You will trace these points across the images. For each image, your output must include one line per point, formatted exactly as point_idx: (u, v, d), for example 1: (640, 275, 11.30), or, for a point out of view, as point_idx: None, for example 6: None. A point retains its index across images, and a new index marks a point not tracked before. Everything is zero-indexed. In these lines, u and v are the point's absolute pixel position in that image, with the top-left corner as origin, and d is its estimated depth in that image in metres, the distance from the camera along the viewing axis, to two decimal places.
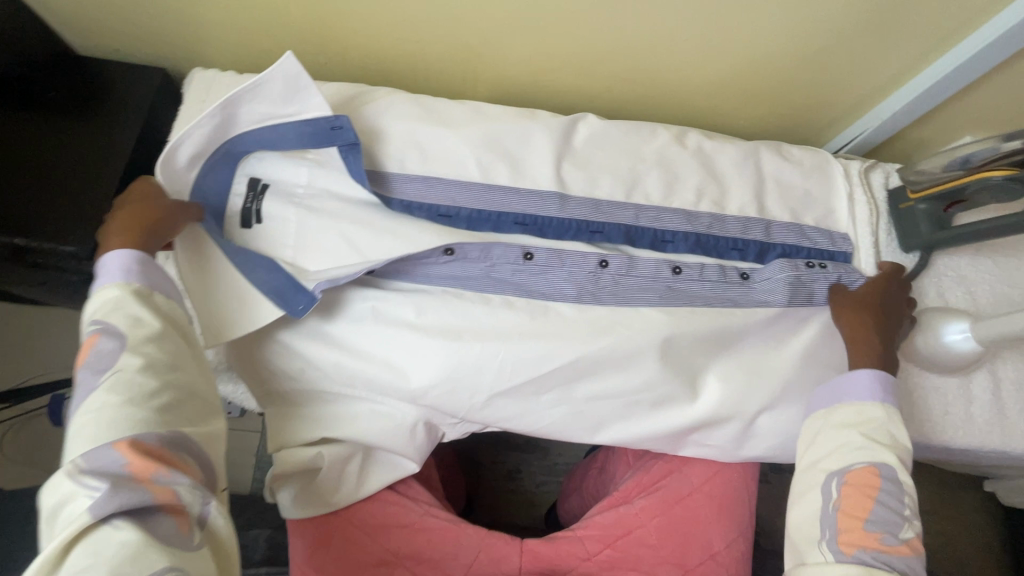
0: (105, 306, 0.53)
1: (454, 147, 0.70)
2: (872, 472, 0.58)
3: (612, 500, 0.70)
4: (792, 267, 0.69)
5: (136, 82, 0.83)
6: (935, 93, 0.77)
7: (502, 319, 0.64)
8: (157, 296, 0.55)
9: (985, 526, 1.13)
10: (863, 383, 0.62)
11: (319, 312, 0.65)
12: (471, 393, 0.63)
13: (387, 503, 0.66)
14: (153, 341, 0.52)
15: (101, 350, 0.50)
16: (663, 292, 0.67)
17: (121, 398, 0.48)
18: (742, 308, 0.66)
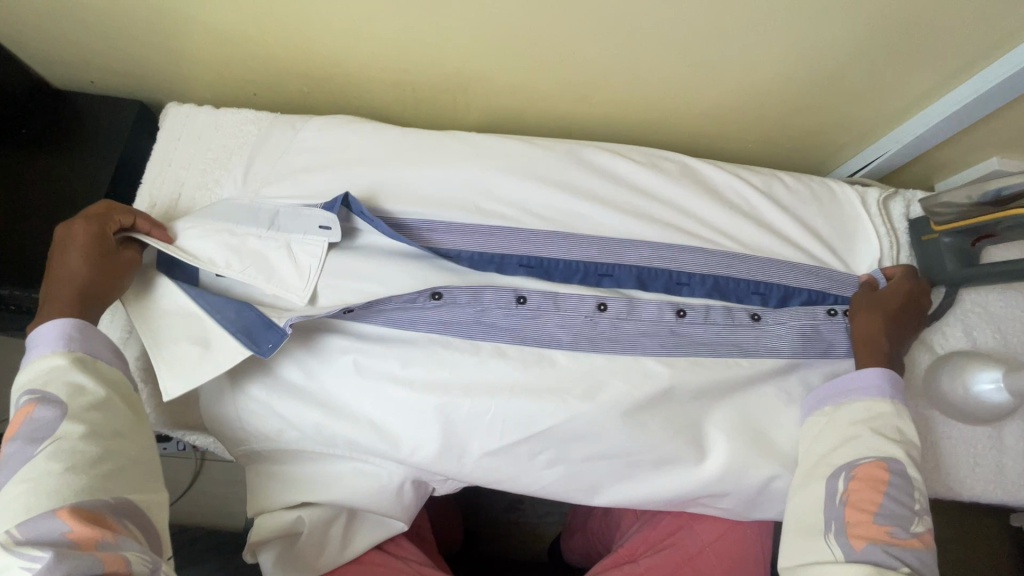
0: (42, 376, 0.50)
1: (443, 185, 0.67)
2: (880, 466, 0.55)
3: (617, 559, 0.66)
4: (808, 317, 0.65)
5: (113, 116, 0.80)
6: (960, 118, 0.71)
7: (492, 370, 0.60)
8: (100, 362, 0.53)
9: (1013, 560, 1.07)
10: (869, 380, 0.59)
11: (299, 363, 0.61)
12: (460, 451, 0.59)
13: (376, 565, 0.63)
14: (98, 408, 0.50)
15: (38, 419, 0.47)
16: (666, 338, 0.63)
17: (62, 466, 0.45)
18: (751, 358, 0.62)
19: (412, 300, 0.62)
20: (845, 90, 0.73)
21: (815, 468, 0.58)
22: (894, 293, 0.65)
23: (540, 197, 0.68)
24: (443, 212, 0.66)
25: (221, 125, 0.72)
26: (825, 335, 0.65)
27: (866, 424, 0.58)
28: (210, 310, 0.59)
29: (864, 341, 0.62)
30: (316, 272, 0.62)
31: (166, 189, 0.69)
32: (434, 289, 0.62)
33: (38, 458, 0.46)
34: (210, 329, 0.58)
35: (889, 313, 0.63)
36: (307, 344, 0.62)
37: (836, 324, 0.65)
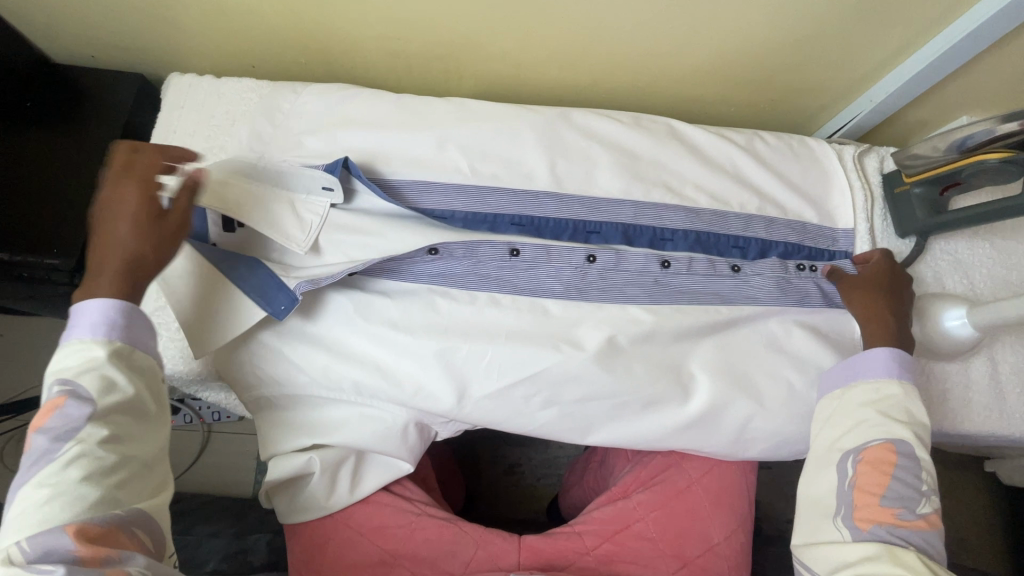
0: (80, 363, 0.49)
1: (439, 148, 0.70)
2: (888, 448, 0.56)
3: (611, 495, 0.70)
4: (781, 270, 0.69)
5: (114, 89, 0.82)
6: (928, 77, 0.75)
7: (489, 317, 0.64)
8: (136, 353, 0.51)
9: (986, 506, 1.13)
10: (879, 360, 0.62)
11: (308, 310, 0.65)
12: (461, 387, 0.63)
13: (383, 505, 0.66)
14: (116, 412, 0.48)
15: (66, 416, 0.46)
16: (651, 287, 0.67)
17: (76, 475, 0.45)
18: (729, 303, 0.67)
19: (412, 256, 0.66)
20: (823, 52, 0.77)
21: (825, 454, 0.60)
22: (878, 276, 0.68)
23: (532, 155, 0.71)
24: (437, 169, 0.69)
25: (222, 93, 0.75)
26: (801, 285, 0.69)
27: (874, 406, 0.60)
28: (224, 267, 0.63)
29: (870, 320, 0.65)
30: (317, 228, 0.65)
31: None
32: (433, 245, 0.65)
33: (58, 462, 0.45)
34: (232, 294, 0.62)
35: (886, 291, 0.67)
36: (308, 300, 0.65)
37: (807, 276, 0.70)
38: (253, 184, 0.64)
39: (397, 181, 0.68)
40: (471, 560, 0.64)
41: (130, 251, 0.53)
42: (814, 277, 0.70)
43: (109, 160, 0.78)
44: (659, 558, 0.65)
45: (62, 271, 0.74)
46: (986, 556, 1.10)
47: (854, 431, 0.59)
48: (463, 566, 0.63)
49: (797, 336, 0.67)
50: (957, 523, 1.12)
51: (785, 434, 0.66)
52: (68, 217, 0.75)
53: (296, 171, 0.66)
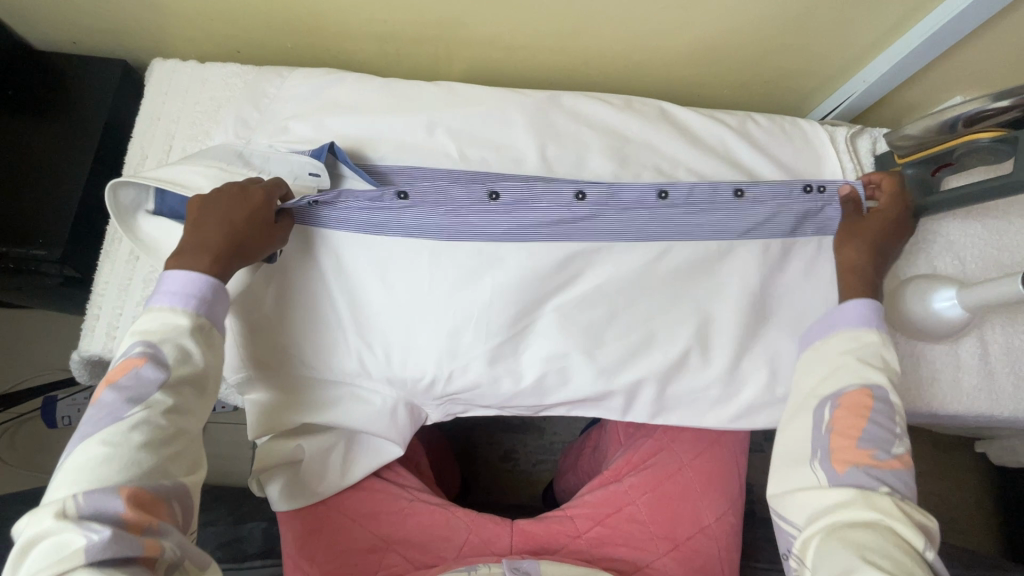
0: (165, 330, 0.51)
1: (428, 131, 0.69)
2: (866, 394, 0.56)
3: (603, 479, 0.70)
4: (786, 195, 0.66)
5: (96, 76, 0.80)
6: (921, 55, 0.74)
7: (474, 284, 0.62)
8: (215, 332, 0.53)
9: (975, 485, 1.14)
10: (858, 309, 0.61)
11: (286, 273, 0.62)
12: (449, 360, 0.63)
13: (375, 491, 0.67)
14: (185, 382, 0.50)
15: (141, 378, 0.48)
16: (643, 225, 0.63)
17: (136, 440, 0.46)
18: (726, 232, 0.64)
19: (379, 198, 0.61)
20: (816, 31, 0.76)
21: (803, 400, 0.60)
22: (887, 208, 0.66)
23: (522, 139, 0.70)
24: (425, 152, 0.68)
25: (207, 78, 0.73)
26: (798, 210, 0.66)
27: (854, 353, 0.59)
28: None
29: (849, 272, 0.64)
30: None
31: (157, 143, 0.72)
32: (400, 189, 0.61)
33: (122, 423, 0.47)
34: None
35: (873, 240, 0.65)
36: (289, 256, 0.62)
37: (812, 198, 0.66)
38: (241, 169, 0.64)
39: (385, 166, 0.68)
40: (464, 545, 0.64)
41: (232, 237, 0.54)
42: (820, 199, 0.66)
43: (93, 149, 0.77)
44: (651, 540, 0.65)
45: (49, 262, 0.74)
46: (974, 535, 1.11)
47: (832, 378, 0.59)
48: (456, 550, 0.63)
49: (787, 319, 0.68)
50: (946, 503, 1.13)
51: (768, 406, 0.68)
52: (51, 207, 0.74)
53: (284, 158, 0.65)
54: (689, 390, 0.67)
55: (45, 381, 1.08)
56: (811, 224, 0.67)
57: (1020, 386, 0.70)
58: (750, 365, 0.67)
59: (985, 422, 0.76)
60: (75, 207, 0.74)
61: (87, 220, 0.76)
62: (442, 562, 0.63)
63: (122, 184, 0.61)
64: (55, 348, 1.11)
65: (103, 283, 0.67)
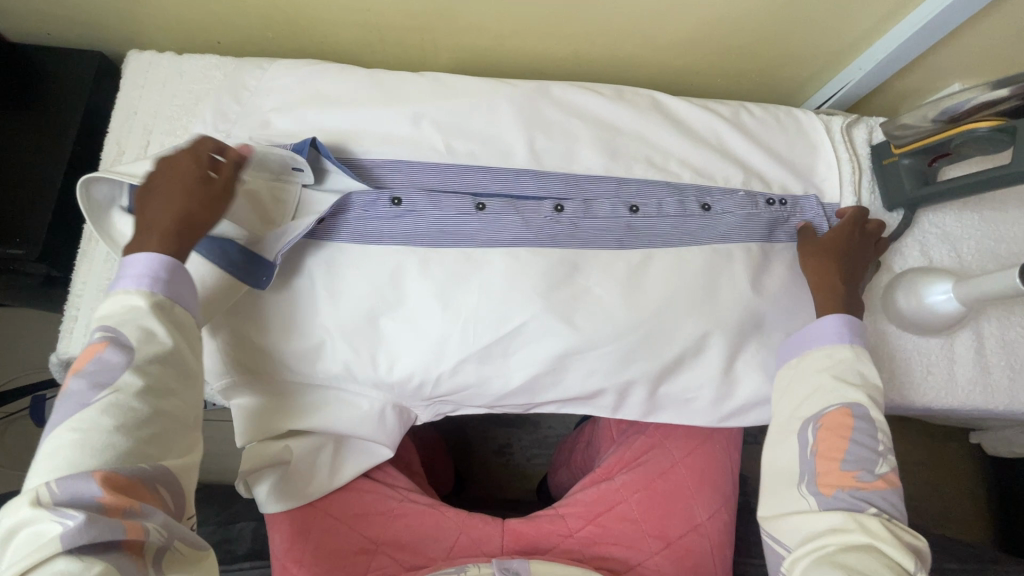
0: (124, 315, 0.49)
1: (413, 124, 0.67)
2: (847, 413, 0.57)
3: (594, 477, 0.70)
4: (751, 206, 0.69)
5: (71, 68, 0.78)
6: (918, 42, 0.72)
7: (464, 286, 0.63)
8: (178, 310, 0.51)
9: (969, 475, 1.14)
10: (831, 325, 0.62)
11: (284, 278, 0.63)
12: (436, 364, 0.63)
13: (364, 492, 0.66)
14: (156, 362, 0.49)
15: (104, 362, 0.47)
16: (622, 232, 0.66)
17: (108, 423, 0.45)
18: (703, 239, 0.67)
19: (372, 202, 0.64)
20: (811, 17, 0.74)
21: (787, 421, 0.61)
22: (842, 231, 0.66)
23: (509, 131, 0.68)
24: (409, 145, 0.67)
25: (185, 71, 0.71)
26: (767, 219, 0.69)
27: (830, 371, 0.60)
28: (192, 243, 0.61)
29: (822, 289, 0.64)
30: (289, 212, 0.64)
31: (134, 138, 0.70)
32: (394, 195, 0.64)
33: (88, 409, 0.46)
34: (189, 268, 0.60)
35: (845, 257, 0.65)
36: (288, 264, 0.63)
37: (777, 210, 0.70)
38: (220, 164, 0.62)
39: (370, 160, 0.66)
40: (454, 545, 0.63)
41: (174, 210, 0.53)
42: (784, 212, 0.70)
43: (70, 145, 0.75)
44: (643, 539, 0.64)
45: (27, 261, 0.72)
46: (967, 523, 1.11)
47: (813, 398, 0.60)
48: (446, 551, 0.63)
49: (780, 314, 0.67)
50: (939, 492, 1.13)
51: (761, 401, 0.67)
52: (27, 204, 0.72)
53: (263, 151, 0.62)
54: (682, 388, 0.66)
55: (30, 381, 1.06)
56: (782, 232, 0.69)
57: (1016, 380, 0.69)
58: (743, 361, 0.67)
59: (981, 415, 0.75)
60: (52, 205, 0.72)
61: (65, 217, 0.74)
62: (432, 563, 0.62)
63: (93, 179, 0.58)
64: (41, 346, 1.09)
65: (81, 283, 0.66)
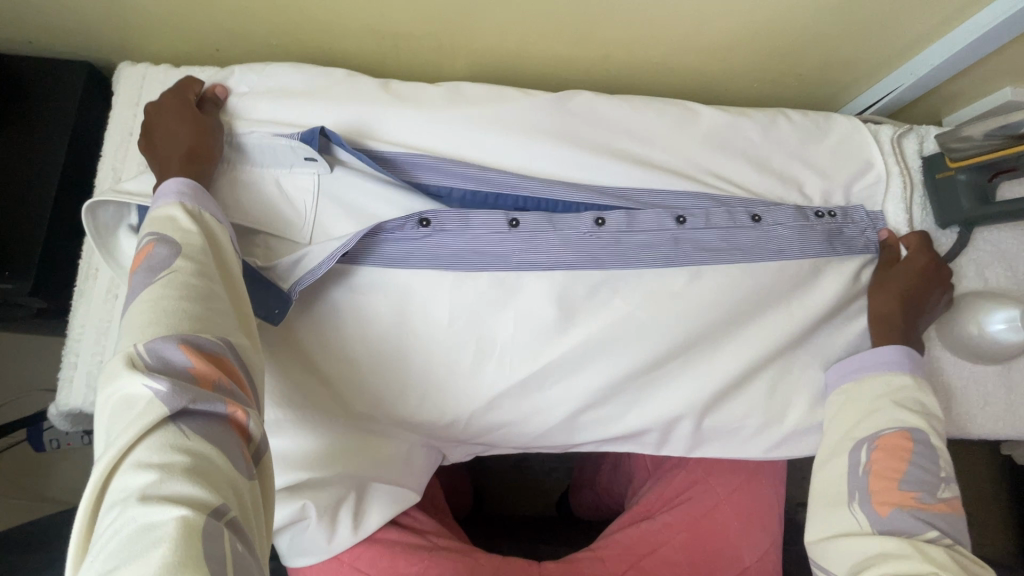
0: (163, 219, 0.47)
1: (437, 141, 0.63)
2: (904, 435, 0.55)
3: (633, 516, 0.67)
4: (803, 218, 0.64)
5: (57, 81, 0.71)
6: (978, 48, 0.67)
7: (499, 315, 0.59)
8: (208, 217, 0.49)
9: (995, 483, 1.11)
10: (891, 355, 0.60)
11: (304, 312, 0.59)
12: (468, 402, 0.59)
13: (391, 543, 0.60)
14: (203, 252, 0.46)
15: (155, 253, 0.45)
16: (668, 247, 0.61)
17: (174, 296, 0.42)
18: (754, 252, 0.61)
19: (398, 226, 0.59)
20: (861, 18, 0.68)
21: (840, 441, 0.59)
22: (915, 260, 0.63)
23: (540, 148, 0.64)
24: (433, 151, 0.63)
25: None
26: (823, 231, 0.63)
27: (888, 398, 0.58)
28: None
29: (879, 319, 0.62)
30: (310, 206, 0.60)
31: (132, 161, 0.64)
32: (422, 215, 0.59)
33: (151, 289, 0.43)
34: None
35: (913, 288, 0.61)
36: (309, 296, 0.59)
37: (827, 222, 0.64)
38: (235, 167, 0.60)
39: (390, 154, 0.62)
40: None
41: (183, 143, 0.55)
42: (835, 223, 0.65)
43: (60, 167, 0.69)
44: None
45: (19, 294, 0.66)
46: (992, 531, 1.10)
47: (866, 421, 0.58)
48: None
49: (823, 339, 0.64)
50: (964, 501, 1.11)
51: (810, 435, 0.64)
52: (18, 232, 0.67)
53: (271, 143, 0.59)
54: (727, 421, 0.62)
55: (28, 405, 1.01)
56: (841, 243, 0.64)
57: None
58: (791, 392, 0.63)
59: None
60: (44, 233, 0.67)
61: (58, 246, 0.69)
62: None
63: (99, 202, 0.54)
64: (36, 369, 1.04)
65: (79, 326, 0.59)
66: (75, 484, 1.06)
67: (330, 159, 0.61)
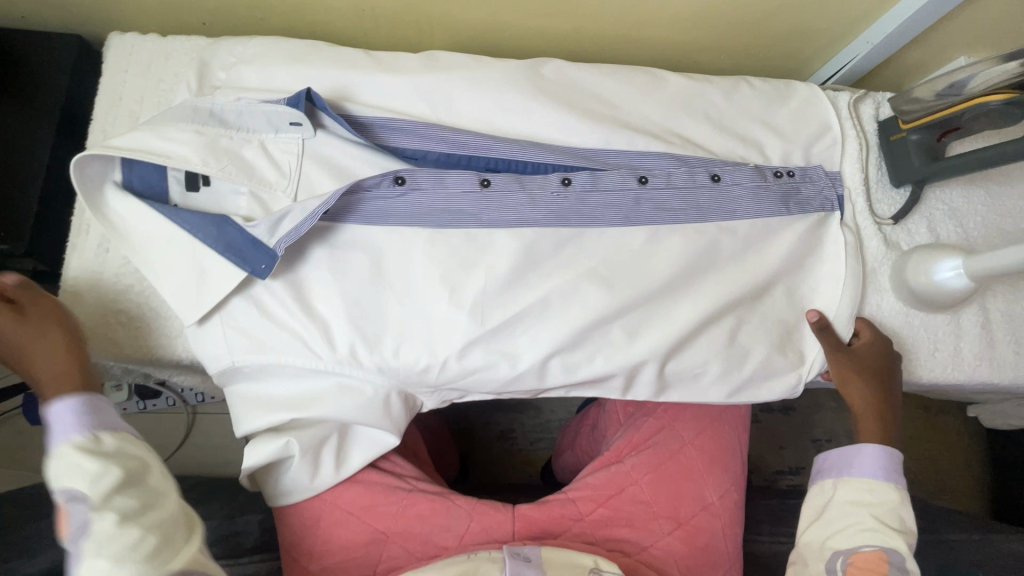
0: (60, 470, 0.46)
1: (413, 105, 0.66)
2: (881, 558, 0.58)
3: (604, 460, 0.69)
4: (760, 178, 0.68)
5: (49, 54, 0.74)
6: (927, 13, 0.70)
7: (471, 267, 0.62)
8: (100, 437, 0.48)
9: (964, 446, 1.17)
10: (868, 457, 0.63)
11: (287, 264, 0.62)
12: (440, 349, 0.61)
13: (370, 483, 0.64)
14: (117, 491, 0.46)
15: (74, 523, 0.45)
16: (629, 205, 0.65)
17: (110, 523, 0.45)
18: (710, 210, 0.66)
19: (376, 184, 0.62)
20: None
21: (818, 548, 0.61)
22: (883, 355, 0.66)
23: (511, 112, 0.68)
24: (410, 115, 0.66)
25: (170, 52, 0.68)
26: (778, 190, 0.67)
27: (869, 508, 0.61)
28: (188, 229, 0.58)
29: (861, 416, 0.66)
30: (295, 166, 0.63)
31: (121, 123, 0.66)
32: (398, 174, 0.63)
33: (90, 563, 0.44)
34: (199, 254, 0.59)
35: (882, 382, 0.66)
36: (291, 252, 0.62)
37: (784, 182, 0.69)
38: (217, 128, 0.62)
39: (369, 118, 0.65)
40: (466, 533, 0.63)
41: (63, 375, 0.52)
42: (792, 183, 0.69)
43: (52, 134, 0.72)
44: (654, 520, 0.64)
45: (13, 256, 0.69)
46: (961, 491, 1.15)
47: (850, 531, 0.60)
48: (457, 539, 0.63)
49: (781, 293, 0.68)
50: (936, 466, 1.16)
51: (769, 380, 0.67)
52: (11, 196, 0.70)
53: (256, 109, 0.62)
54: (688, 367, 0.66)
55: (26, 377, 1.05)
56: (795, 203, 0.68)
57: (1021, 353, 0.69)
58: (750, 340, 0.66)
59: (984, 391, 0.76)
60: (36, 194, 0.70)
61: (51, 209, 0.72)
62: (443, 552, 0.62)
63: (87, 158, 0.57)
64: None
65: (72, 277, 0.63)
66: None
67: (314, 125, 0.65)
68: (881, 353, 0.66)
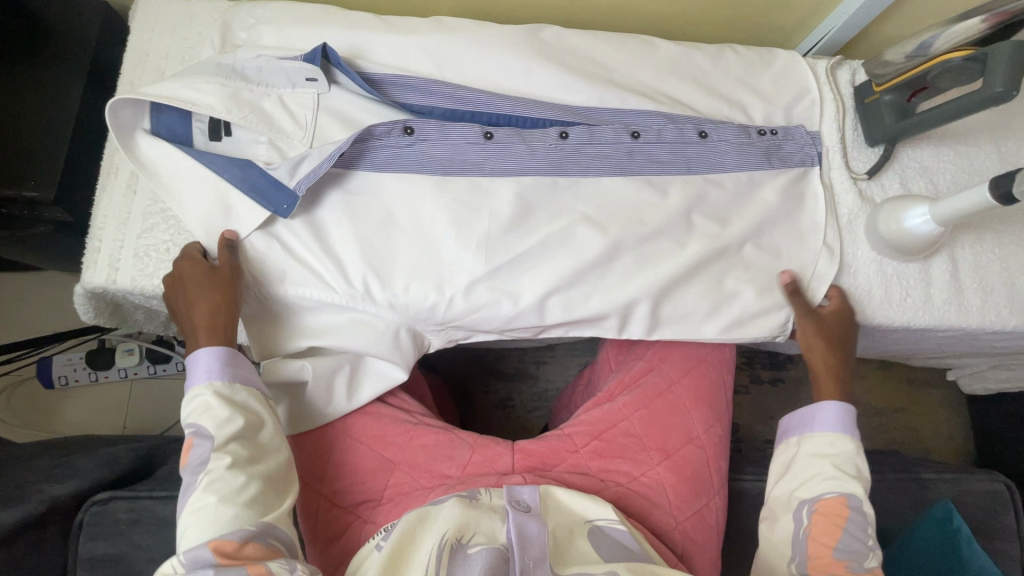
0: (198, 409, 0.57)
1: (421, 64, 0.71)
2: (841, 501, 0.62)
3: (596, 400, 0.73)
4: (745, 136, 0.73)
5: (78, 16, 0.79)
6: None
7: (474, 212, 0.67)
8: (234, 385, 0.59)
9: (947, 413, 1.22)
10: (826, 413, 0.68)
11: (303, 208, 0.66)
12: (445, 287, 0.66)
13: (379, 415, 0.69)
14: (234, 440, 0.56)
15: (197, 453, 0.55)
16: (622, 157, 0.69)
17: (225, 462, 0.55)
18: (697, 163, 0.71)
19: (385, 133, 0.67)
20: None
21: (787, 498, 0.66)
22: (846, 321, 0.72)
23: (513, 71, 0.72)
24: (418, 73, 0.71)
25: (195, 15, 0.73)
26: (762, 148, 0.72)
27: (830, 458, 0.65)
28: (215, 169, 0.63)
29: (823, 374, 0.70)
30: (311, 119, 0.67)
31: (148, 78, 0.71)
32: (406, 124, 0.67)
33: (200, 491, 0.54)
34: (223, 194, 0.63)
35: (840, 345, 0.71)
36: (307, 197, 0.66)
37: (767, 140, 0.73)
38: (238, 81, 0.65)
39: (380, 75, 0.70)
40: (468, 463, 0.66)
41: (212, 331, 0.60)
42: (775, 142, 0.74)
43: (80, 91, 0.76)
44: (644, 452, 0.69)
45: (42, 203, 0.73)
46: (944, 457, 1.19)
47: (812, 483, 0.65)
48: (459, 469, 0.65)
49: (764, 241, 0.72)
50: (918, 432, 1.20)
51: (751, 323, 0.72)
52: (39, 149, 0.74)
53: (275, 66, 0.67)
54: (676, 309, 0.70)
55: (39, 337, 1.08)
56: (777, 158, 0.72)
57: (987, 300, 0.74)
58: (734, 284, 0.71)
59: (955, 340, 0.81)
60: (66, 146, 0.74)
61: (77, 161, 0.76)
62: (447, 480, 0.65)
63: (119, 102, 0.62)
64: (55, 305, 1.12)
65: (102, 218, 0.68)
66: (78, 418, 1.11)
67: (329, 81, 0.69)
68: (843, 317, 0.72)
